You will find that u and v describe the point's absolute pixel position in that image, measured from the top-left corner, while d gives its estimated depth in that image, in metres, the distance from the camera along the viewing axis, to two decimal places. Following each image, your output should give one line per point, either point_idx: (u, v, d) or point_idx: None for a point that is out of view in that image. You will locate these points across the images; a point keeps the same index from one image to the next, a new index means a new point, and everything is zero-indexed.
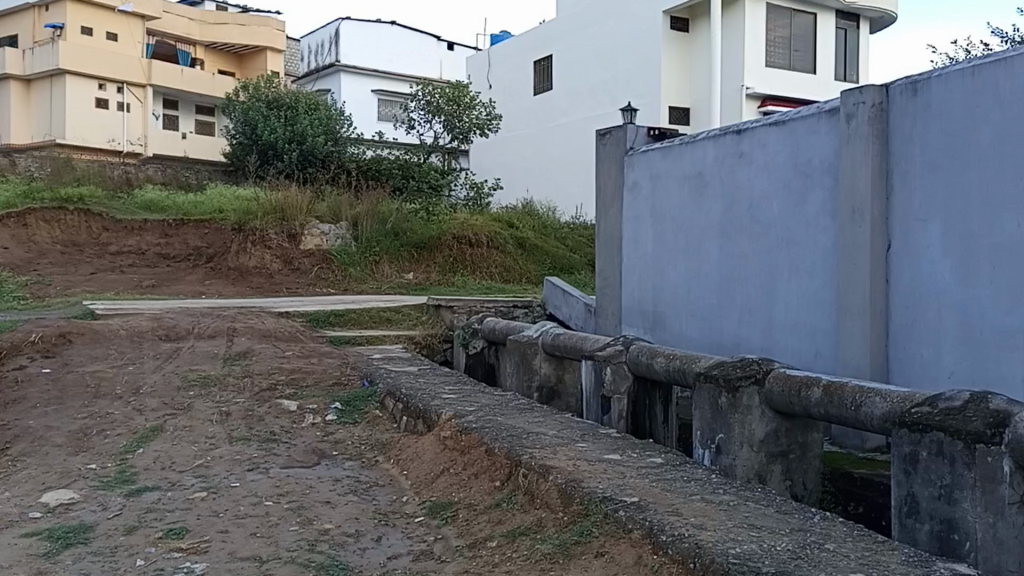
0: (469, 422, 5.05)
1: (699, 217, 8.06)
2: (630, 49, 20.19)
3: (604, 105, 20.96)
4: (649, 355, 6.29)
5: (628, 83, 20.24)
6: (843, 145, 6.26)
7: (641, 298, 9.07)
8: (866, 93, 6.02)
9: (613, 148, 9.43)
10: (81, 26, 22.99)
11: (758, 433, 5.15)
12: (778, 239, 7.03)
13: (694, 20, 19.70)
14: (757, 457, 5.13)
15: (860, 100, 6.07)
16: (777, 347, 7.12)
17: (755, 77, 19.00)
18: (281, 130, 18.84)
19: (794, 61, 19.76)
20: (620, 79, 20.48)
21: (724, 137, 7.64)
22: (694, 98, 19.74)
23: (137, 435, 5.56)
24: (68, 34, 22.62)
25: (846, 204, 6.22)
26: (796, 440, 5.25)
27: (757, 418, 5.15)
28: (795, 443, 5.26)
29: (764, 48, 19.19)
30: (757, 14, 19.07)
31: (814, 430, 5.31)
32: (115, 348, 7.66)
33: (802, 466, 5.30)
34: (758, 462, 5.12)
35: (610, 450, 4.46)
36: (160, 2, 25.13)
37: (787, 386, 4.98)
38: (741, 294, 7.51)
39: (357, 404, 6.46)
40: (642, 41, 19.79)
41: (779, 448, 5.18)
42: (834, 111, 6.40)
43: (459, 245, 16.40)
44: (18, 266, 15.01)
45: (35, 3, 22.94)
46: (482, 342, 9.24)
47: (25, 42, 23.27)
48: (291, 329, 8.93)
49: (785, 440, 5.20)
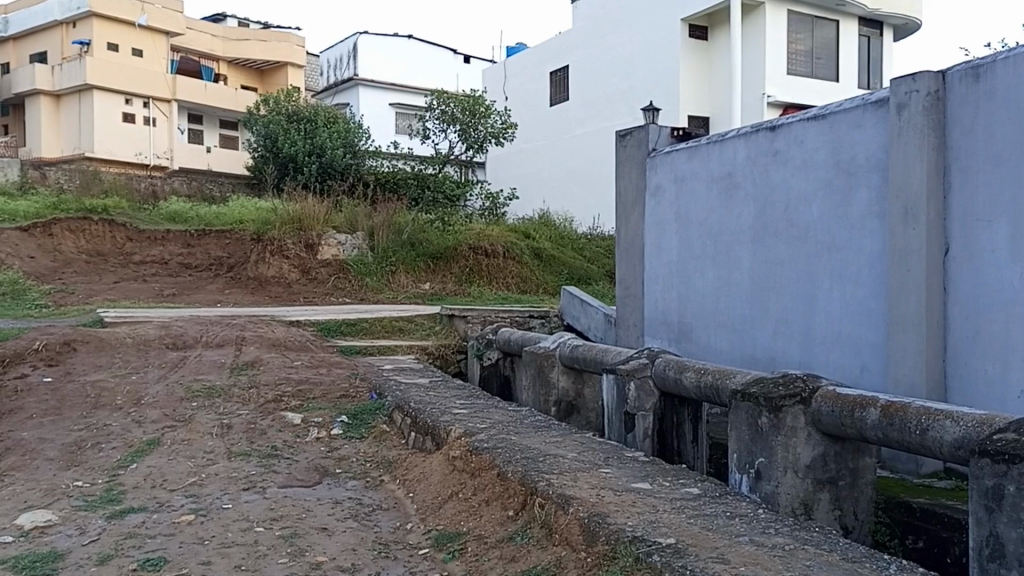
0: (482, 441, 4.65)
1: (728, 220, 7.58)
2: (648, 57, 19.77)
3: (621, 115, 20.55)
4: (677, 369, 5.86)
5: (646, 92, 19.85)
6: (892, 140, 5.72)
7: (665, 307, 8.60)
8: (920, 80, 5.47)
9: (634, 150, 9.01)
10: (108, 42, 23.56)
11: (803, 458, 4.74)
12: (818, 243, 6.52)
13: (713, 27, 19.22)
14: (803, 484, 4.71)
15: (913, 88, 5.53)
16: (817, 361, 6.59)
17: (777, 85, 18.42)
18: (300, 142, 18.90)
19: (816, 69, 19.12)
20: (638, 88, 20.10)
21: (756, 135, 7.17)
22: (714, 107, 19.23)
23: (133, 448, 5.27)
24: (95, 50, 23.19)
25: (897, 204, 5.67)
26: (846, 465, 4.81)
27: (803, 441, 4.74)
28: (845, 469, 4.83)
29: (786, 54, 18.61)
30: (779, 21, 18.51)
31: (867, 455, 4.85)
32: (121, 357, 7.47)
33: (853, 495, 4.87)
34: (804, 490, 4.69)
35: (639, 478, 3.98)
36: (184, 20, 25.77)
37: (837, 404, 4.55)
38: (775, 303, 7.02)
39: (364, 418, 6.12)
40: (659, 50, 19.41)
41: (827, 473, 4.75)
42: (880, 102, 5.89)
43: (475, 256, 16.13)
44: (43, 275, 15.16)
45: (64, 20, 23.59)
46: (497, 353, 8.82)
47: (54, 58, 23.91)
48: (300, 339, 8.67)
49: (834, 466, 4.77)
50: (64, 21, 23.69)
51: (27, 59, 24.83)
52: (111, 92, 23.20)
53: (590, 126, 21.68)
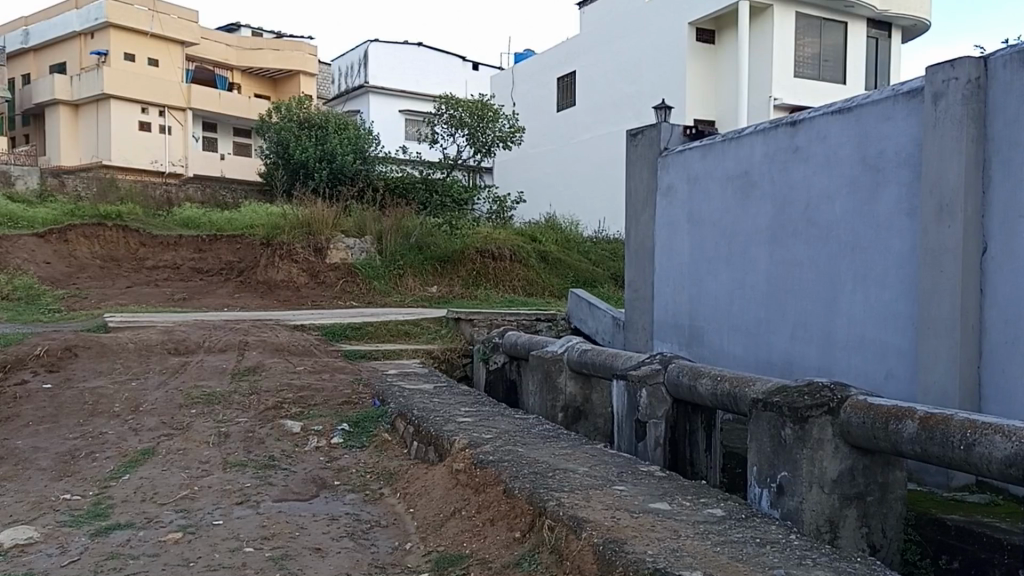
0: (487, 453, 4.40)
1: (744, 220, 7.25)
2: (657, 60, 19.39)
3: (629, 119, 20.24)
4: (692, 376, 5.55)
5: (653, 96, 19.49)
6: (925, 132, 5.36)
7: (676, 310, 8.28)
8: (960, 68, 5.11)
9: (645, 149, 8.71)
10: (125, 52, 23.83)
11: (830, 472, 4.44)
12: (841, 243, 6.17)
13: (721, 31, 18.83)
14: (829, 500, 4.41)
15: (951, 76, 5.17)
16: (839, 367, 6.23)
17: (784, 89, 18.06)
18: (312, 149, 18.86)
19: (824, 72, 18.70)
20: (645, 92, 19.77)
21: (775, 130, 6.83)
22: (721, 111, 18.89)
23: (127, 458, 5.08)
24: (112, 60, 23.50)
25: (931, 199, 5.30)
26: (875, 479, 4.53)
27: (830, 455, 4.43)
28: (874, 483, 4.55)
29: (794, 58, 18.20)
30: (786, 23, 18.09)
31: (897, 468, 4.57)
32: (121, 362, 7.35)
33: (882, 511, 4.59)
34: (831, 507, 4.40)
35: (656, 497, 3.69)
36: (199, 30, 26.01)
37: (868, 416, 4.26)
38: (794, 306, 6.67)
39: (366, 426, 5.92)
40: (668, 53, 19.04)
41: (855, 489, 4.47)
42: (912, 93, 5.53)
43: (482, 259, 15.94)
44: (57, 280, 15.18)
45: (82, 30, 23.91)
46: (504, 357, 8.57)
47: (71, 68, 24.23)
48: (305, 343, 8.49)
49: (862, 480, 4.49)
50: (82, 32, 23.99)
51: (46, 69, 25.18)
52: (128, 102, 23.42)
53: (596, 131, 21.38)
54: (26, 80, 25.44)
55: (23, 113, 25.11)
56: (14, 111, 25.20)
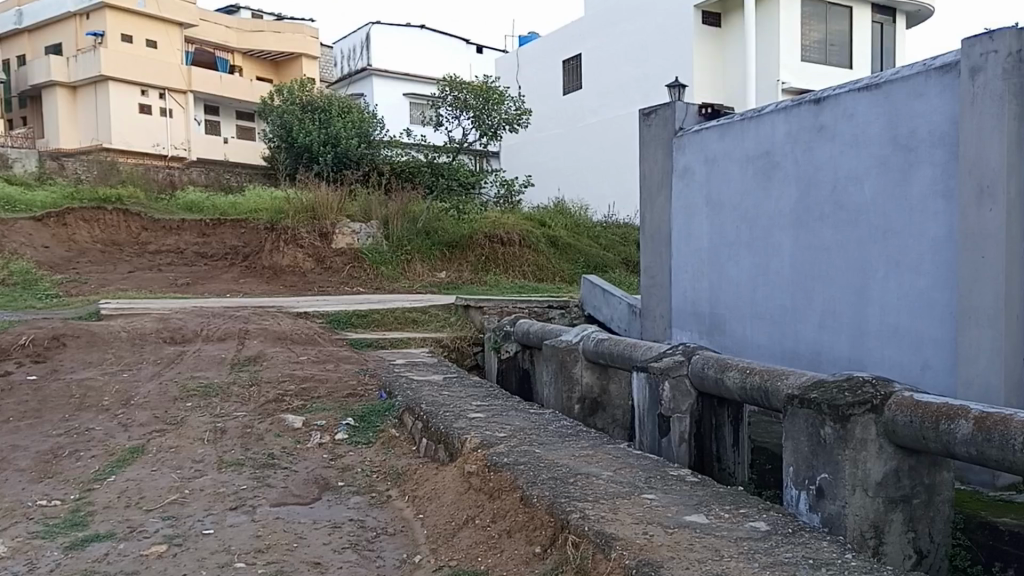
0: (501, 455, 4.04)
1: (765, 203, 6.76)
2: (664, 42, 18.69)
3: (634, 103, 19.59)
4: (718, 368, 5.14)
5: (661, 81, 18.74)
6: (962, 109, 4.88)
7: (695, 297, 7.83)
8: (999, 39, 4.61)
9: (659, 130, 8.19)
10: (122, 33, 23.10)
11: (874, 475, 4.00)
12: (871, 228, 5.68)
13: (727, 13, 18.24)
14: (873, 504, 3.98)
15: (990, 48, 4.67)
16: (871, 359, 5.78)
17: (790, 72, 17.54)
18: (315, 132, 18.16)
19: (830, 56, 18.26)
20: (652, 76, 19.02)
21: (798, 108, 6.32)
22: (728, 97, 18.39)
23: (114, 457, 4.81)
24: (109, 41, 22.73)
25: (970, 180, 4.83)
26: (920, 481, 4.10)
27: (874, 455, 3.99)
28: (919, 484, 4.12)
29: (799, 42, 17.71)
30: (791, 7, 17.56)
31: (944, 468, 4.15)
32: (113, 353, 7.02)
33: (928, 514, 4.17)
34: (875, 511, 3.97)
35: (692, 507, 3.30)
36: (197, 11, 25.30)
37: (915, 412, 3.82)
38: (820, 293, 6.20)
39: (372, 420, 5.58)
40: (675, 36, 18.31)
41: (901, 492, 4.04)
42: (946, 67, 5.04)
43: (490, 244, 15.52)
44: (57, 265, 14.84)
45: (77, 11, 23.20)
46: (516, 345, 8.21)
47: (68, 50, 23.57)
48: (308, 331, 8.15)
49: (908, 482, 4.06)
50: (78, 13, 23.31)
51: (42, 50, 24.51)
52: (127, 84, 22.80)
53: (602, 115, 20.71)
54: (22, 61, 24.73)
55: (19, 95, 24.48)
56: (10, 93, 24.59)
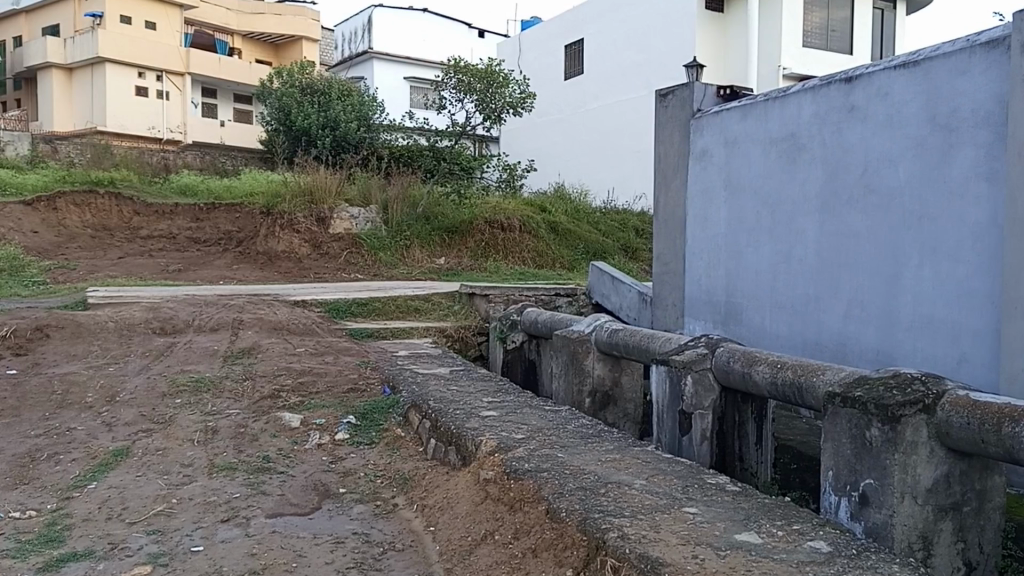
0: (521, 460, 3.67)
1: (789, 188, 6.30)
2: (666, 26, 18.06)
3: (636, 89, 18.98)
4: (745, 362, 4.67)
5: (663, 67, 18.13)
6: (1011, 87, 4.41)
7: (711, 286, 7.39)
8: None
9: (676, 111, 7.72)
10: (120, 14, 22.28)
11: (923, 481, 3.43)
12: (905, 213, 5.21)
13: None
14: (922, 513, 3.42)
15: None
16: (901, 353, 5.32)
17: (793, 58, 17.15)
18: (314, 115, 17.47)
19: (831, 42, 17.80)
20: (653, 63, 18.41)
21: (826, 88, 5.83)
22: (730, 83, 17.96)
23: (97, 461, 4.51)
24: (107, 22, 21.92)
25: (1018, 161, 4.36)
26: (972, 487, 3.52)
27: (924, 460, 3.41)
28: (970, 491, 3.53)
29: (802, 27, 17.27)
30: None
31: (997, 472, 3.57)
32: (99, 344, 6.64)
33: (978, 523, 3.59)
34: (924, 520, 3.41)
35: (740, 524, 2.93)
36: None
37: (973, 412, 3.23)
38: (846, 283, 5.74)
39: (375, 418, 5.23)
40: (679, 20, 17.65)
41: (952, 498, 3.48)
42: (994, 43, 4.57)
43: (491, 230, 15.06)
44: (46, 251, 14.33)
45: None
46: (523, 335, 7.85)
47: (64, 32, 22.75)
48: (306, 321, 7.76)
49: (958, 488, 3.48)
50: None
51: (37, 32, 23.63)
52: (124, 66, 22.00)
53: (604, 100, 20.09)
54: (16, 42, 23.85)
55: (13, 77, 23.63)
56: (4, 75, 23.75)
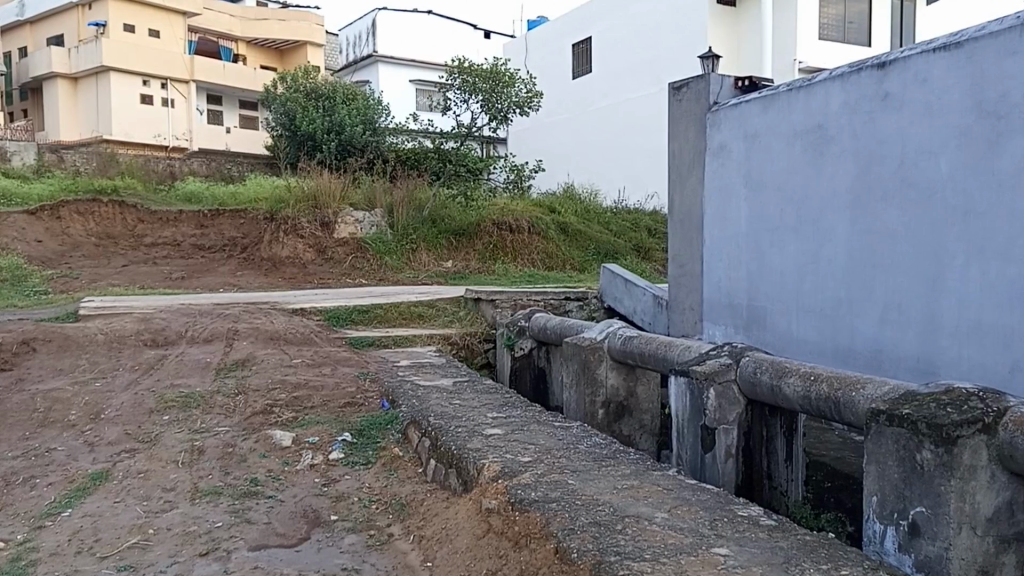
0: (527, 488, 3.33)
1: (816, 183, 5.91)
2: (674, 23, 17.69)
3: (646, 87, 18.63)
4: (774, 374, 4.31)
5: (673, 64, 17.77)
6: None
7: (731, 288, 7.01)
8: None
9: (691, 104, 7.37)
10: (124, 23, 22.24)
11: (983, 509, 3.06)
12: (946, 208, 4.82)
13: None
14: (983, 545, 3.05)
15: None
16: (945, 359, 4.92)
17: (809, 51, 16.73)
18: (319, 120, 17.25)
19: (847, 35, 17.40)
20: (664, 60, 18.06)
21: (857, 75, 5.45)
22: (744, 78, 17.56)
23: (74, 485, 4.22)
24: (111, 31, 21.91)
25: None
26: None
27: (984, 486, 3.05)
28: None
29: (817, 19, 16.86)
30: None
31: None
32: (87, 358, 6.38)
33: None
34: (985, 554, 3.05)
35: (777, 568, 2.56)
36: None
37: None
38: (882, 284, 5.35)
39: (372, 435, 4.90)
40: (690, 16, 17.25)
41: (1016, 528, 3.11)
42: None
43: (499, 232, 14.76)
44: (49, 260, 14.18)
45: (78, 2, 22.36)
46: (531, 342, 7.51)
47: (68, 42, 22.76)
48: (304, 330, 7.46)
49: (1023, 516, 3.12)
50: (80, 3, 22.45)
51: (42, 41, 23.65)
52: (128, 74, 21.97)
53: (612, 99, 19.76)
54: (22, 53, 23.90)
55: (19, 87, 23.66)
56: (11, 85, 23.79)
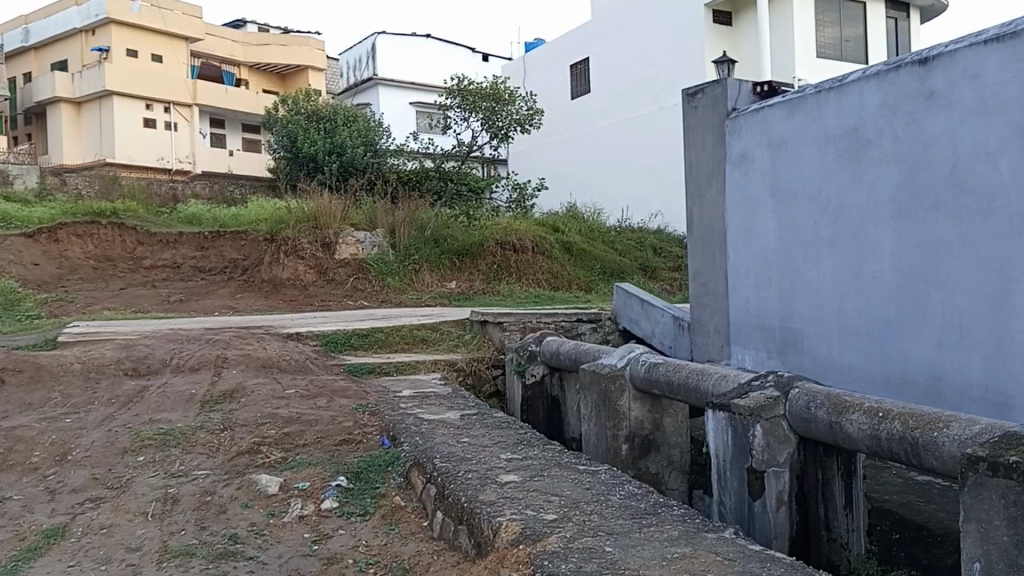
0: (556, 560, 2.74)
1: (854, 192, 5.40)
2: (674, 42, 17.46)
3: (647, 107, 18.34)
4: (833, 410, 3.72)
5: (674, 83, 17.49)
6: None
7: (761, 308, 6.46)
8: None
9: (707, 111, 6.92)
10: (126, 47, 22.25)
11: None
12: (1011, 218, 4.31)
13: (738, 12, 17.10)
14: None
15: None
16: (1018, 388, 4.36)
17: (807, 70, 16.45)
18: (320, 141, 16.96)
19: (847, 53, 17.20)
20: (664, 79, 17.82)
21: (895, 73, 4.99)
22: None
23: (24, 545, 3.64)
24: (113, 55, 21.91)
25: None
26: None
27: None
28: None
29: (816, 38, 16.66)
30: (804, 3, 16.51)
31: None
32: (60, 391, 5.82)
33: None
34: None
35: None
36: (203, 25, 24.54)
37: None
38: (937, 303, 4.80)
39: (370, 479, 4.31)
40: (687, 37, 17.05)
41: None
42: None
43: (503, 251, 14.21)
44: (45, 283, 13.69)
45: (81, 27, 22.40)
46: (543, 368, 6.95)
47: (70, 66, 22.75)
48: (298, 357, 6.91)
49: None
50: (83, 28, 22.49)
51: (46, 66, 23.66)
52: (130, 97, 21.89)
53: (613, 119, 19.46)
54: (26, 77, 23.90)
55: (23, 112, 23.60)
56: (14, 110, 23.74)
